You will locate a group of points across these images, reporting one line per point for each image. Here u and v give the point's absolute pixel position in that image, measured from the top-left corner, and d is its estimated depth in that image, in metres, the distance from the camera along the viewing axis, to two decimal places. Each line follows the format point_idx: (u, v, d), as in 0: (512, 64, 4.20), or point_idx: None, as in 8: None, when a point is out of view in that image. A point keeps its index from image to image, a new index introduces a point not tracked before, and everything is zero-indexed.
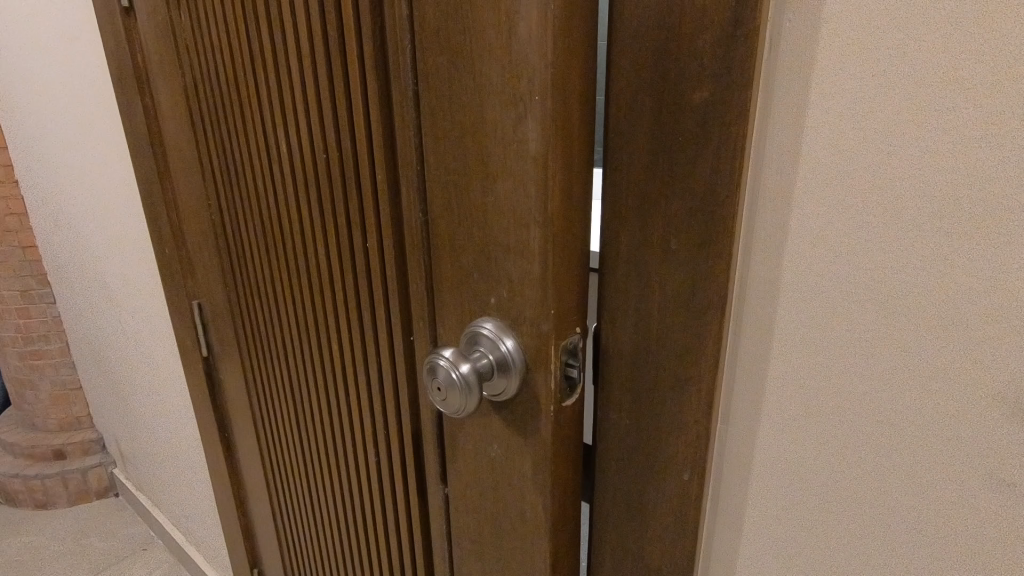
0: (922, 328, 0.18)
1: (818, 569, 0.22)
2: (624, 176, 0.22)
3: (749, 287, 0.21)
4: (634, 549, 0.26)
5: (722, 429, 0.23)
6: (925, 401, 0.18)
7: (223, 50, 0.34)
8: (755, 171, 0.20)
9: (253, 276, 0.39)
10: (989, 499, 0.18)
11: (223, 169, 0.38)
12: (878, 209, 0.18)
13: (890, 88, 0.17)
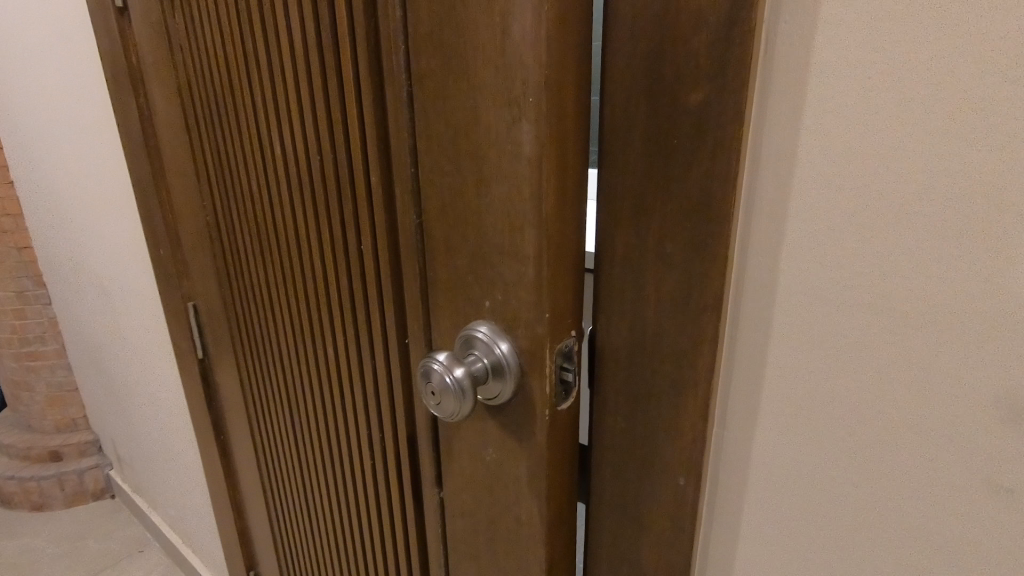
0: (894, 271, 0.25)
1: (819, 466, 0.29)
2: (622, 184, 0.31)
3: (749, 248, 0.29)
4: (651, 467, 0.35)
5: (728, 358, 0.31)
6: (909, 328, 0.25)
7: (242, 59, 0.39)
8: (751, 159, 0.28)
9: (268, 256, 0.45)
10: (960, 400, 0.25)
11: (243, 162, 0.44)
12: (874, 183, 0.24)
13: (883, 98, 0.24)
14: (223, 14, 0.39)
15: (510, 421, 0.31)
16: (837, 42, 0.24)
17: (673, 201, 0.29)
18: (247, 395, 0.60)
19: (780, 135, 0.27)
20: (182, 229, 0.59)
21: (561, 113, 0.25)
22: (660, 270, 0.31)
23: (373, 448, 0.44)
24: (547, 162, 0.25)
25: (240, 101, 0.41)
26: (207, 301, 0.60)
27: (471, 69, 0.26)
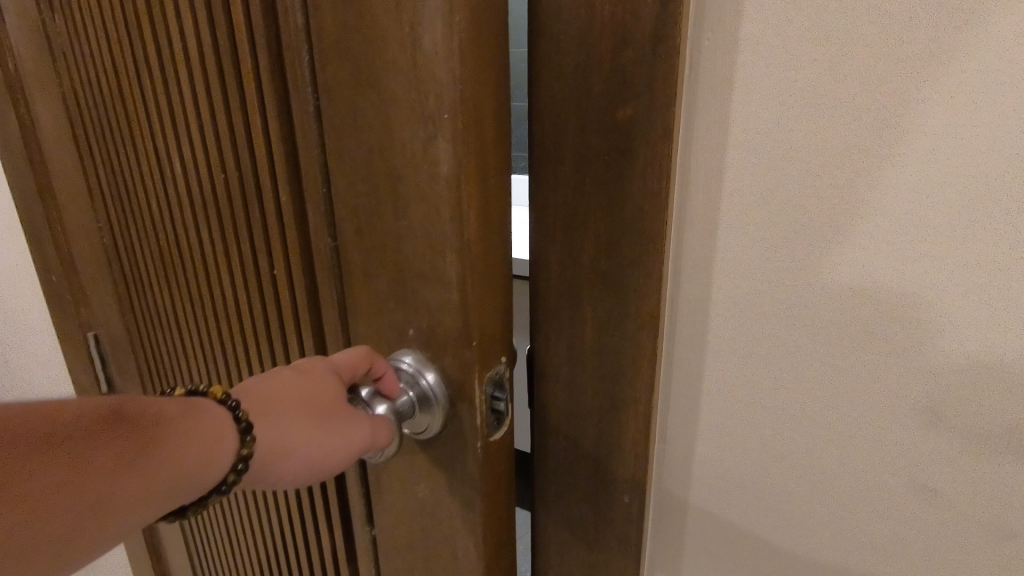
0: (817, 254, 0.26)
1: (753, 448, 0.30)
2: (550, 185, 0.30)
3: (683, 238, 0.29)
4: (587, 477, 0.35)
5: (667, 353, 0.31)
6: (835, 309, 0.26)
7: (131, 64, 0.36)
8: (682, 148, 0.28)
9: (169, 278, 0.41)
10: (881, 377, 0.26)
11: (136, 176, 0.40)
12: (798, 167, 0.25)
13: (806, 82, 0.24)
14: (107, 13, 0.35)
15: (439, 452, 0.30)
16: (759, 34, 0.24)
17: (602, 203, 0.29)
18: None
19: (711, 123, 0.26)
20: (78, 251, 0.54)
21: (479, 131, 0.24)
22: (591, 286, 0.31)
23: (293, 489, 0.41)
24: (466, 184, 0.24)
25: (134, 112, 0.37)
26: (108, 327, 0.55)
27: (379, 76, 0.24)
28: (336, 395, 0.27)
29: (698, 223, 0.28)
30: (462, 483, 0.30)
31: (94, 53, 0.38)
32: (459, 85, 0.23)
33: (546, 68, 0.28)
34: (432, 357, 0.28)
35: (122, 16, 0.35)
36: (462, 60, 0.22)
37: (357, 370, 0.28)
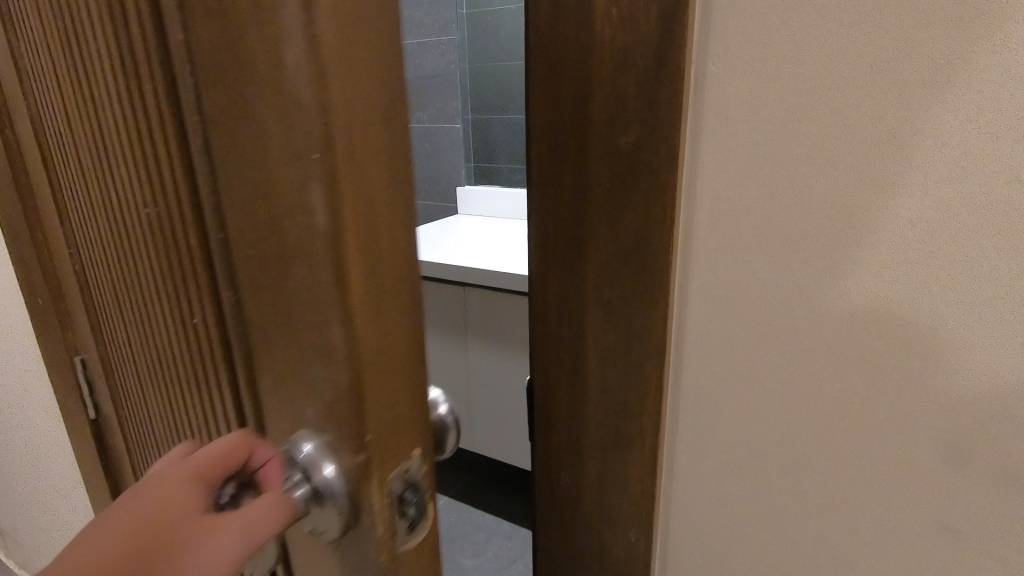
0: (823, 164, 0.41)
1: (761, 303, 0.46)
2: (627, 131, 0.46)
3: (691, 175, 0.47)
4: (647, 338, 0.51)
5: (683, 230, 0.48)
6: (830, 190, 0.42)
7: (82, 89, 0.34)
8: (691, 119, 0.46)
9: (128, 311, 0.40)
10: (809, 260, 0.44)
11: (94, 203, 0.38)
12: (796, 103, 0.41)
13: (785, 64, 0.41)
14: (61, 36, 0.33)
15: (343, 548, 0.28)
16: (736, 39, 0.43)
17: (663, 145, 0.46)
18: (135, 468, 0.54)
19: (719, 80, 0.44)
20: (67, 278, 0.52)
21: (359, 187, 0.22)
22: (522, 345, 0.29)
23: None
24: (347, 241, 0.22)
25: (88, 137, 0.35)
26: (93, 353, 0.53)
27: (251, 109, 0.22)
28: (196, 503, 0.26)
29: (705, 155, 0.46)
30: (375, 559, 0.27)
31: (54, 75, 0.36)
32: (332, 133, 0.21)
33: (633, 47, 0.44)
34: (332, 446, 0.26)
35: (73, 39, 0.33)
36: (336, 106, 0.20)
37: (233, 461, 0.28)
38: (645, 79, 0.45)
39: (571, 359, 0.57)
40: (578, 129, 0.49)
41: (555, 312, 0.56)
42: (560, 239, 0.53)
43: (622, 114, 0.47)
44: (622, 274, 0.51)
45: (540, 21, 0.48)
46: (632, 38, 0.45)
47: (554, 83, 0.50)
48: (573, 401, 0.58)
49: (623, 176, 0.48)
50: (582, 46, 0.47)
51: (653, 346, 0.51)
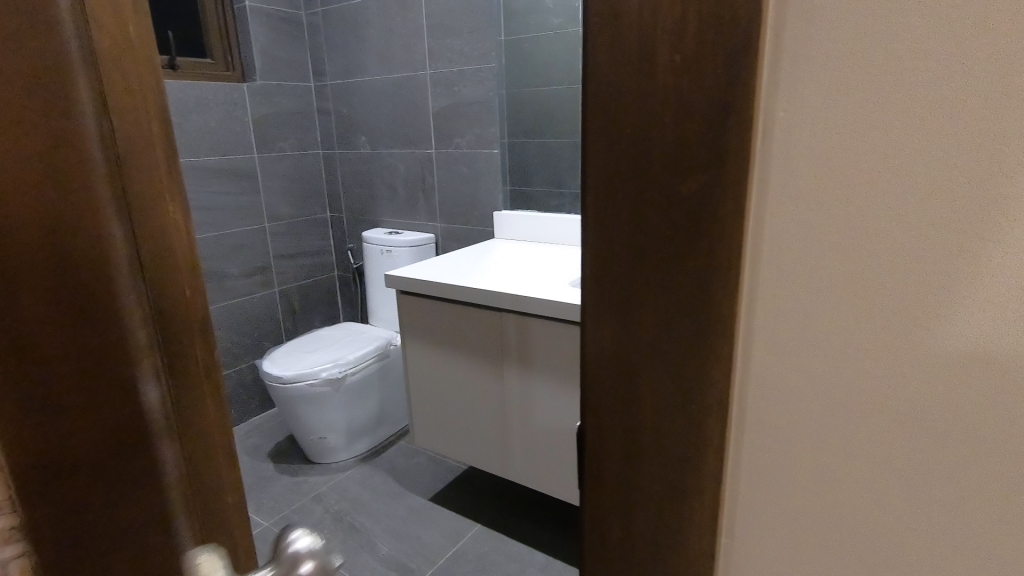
0: (906, 196, 0.41)
1: (836, 336, 0.45)
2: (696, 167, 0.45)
3: (761, 206, 0.45)
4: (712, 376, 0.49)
5: (751, 262, 0.47)
6: (914, 221, 0.41)
7: None
8: (761, 149, 0.44)
9: None
10: (891, 292, 0.43)
11: None
12: (876, 134, 0.41)
13: (865, 94, 0.40)
14: None
15: None
16: (808, 68, 0.42)
17: (732, 181, 0.44)
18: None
19: (790, 110, 0.43)
20: None
21: None
22: None
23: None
24: None
25: None
26: None
27: None
28: None
29: (775, 187, 0.45)
30: None
31: None
32: None
33: (701, 83, 0.43)
34: None
35: None
36: None
37: None
38: (710, 127, 0.44)
39: (625, 408, 0.55)
40: (636, 175, 0.48)
41: (608, 359, 0.55)
42: (615, 286, 0.52)
43: (685, 163, 0.45)
44: (682, 324, 0.49)
45: (601, 65, 0.48)
46: (699, 85, 0.43)
47: (612, 128, 0.48)
48: (624, 452, 0.56)
49: (684, 226, 0.47)
50: (643, 91, 0.46)
51: (717, 397, 0.50)
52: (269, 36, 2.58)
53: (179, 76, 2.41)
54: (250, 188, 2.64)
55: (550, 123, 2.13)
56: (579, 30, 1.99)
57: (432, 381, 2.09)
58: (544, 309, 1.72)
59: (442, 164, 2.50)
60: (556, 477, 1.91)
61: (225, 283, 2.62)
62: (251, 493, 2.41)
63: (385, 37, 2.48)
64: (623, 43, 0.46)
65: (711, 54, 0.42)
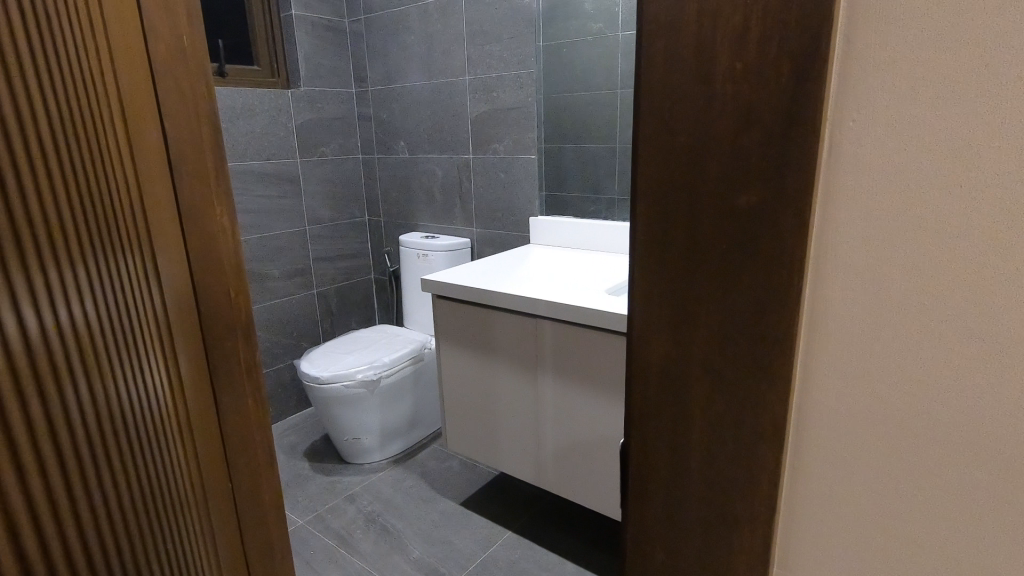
0: (987, 209, 0.38)
1: (902, 357, 0.42)
2: (752, 182, 0.43)
3: (824, 222, 0.43)
4: (764, 399, 0.47)
5: (812, 280, 0.45)
6: (994, 237, 0.38)
7: (102, 167, 0.53)
8: (828, 161, 0.42)
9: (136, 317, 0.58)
10: (967, 314, 0.40)
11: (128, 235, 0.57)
12: (953, 141, 0.38)
13: (941, 96, 0.38)
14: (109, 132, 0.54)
15: None
16: (877, 71, 0.39)
17: (791, 197, 0.42)
18: (177, 452, 0.66)
19: (858, 112, 0.40)
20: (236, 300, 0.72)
21: None
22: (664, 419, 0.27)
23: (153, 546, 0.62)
24: None
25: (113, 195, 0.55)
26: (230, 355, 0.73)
27: None
28: None
29: (841, 199, 0.42)
30: None
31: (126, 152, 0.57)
32: None
33: (761, 94, 0.41)
34: None
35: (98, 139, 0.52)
36: None
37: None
38: (771, 137, 0.42)
39: (673, 426, 0.53)
40: (691, 187, 0.46)
41: (656, 376, 0.53)
42: (665, 301, 0.50)
43: (743, 174, 0.43)
44: (736, 342, 0.47)
45: (654, 73, 0.46)
46: (760, 93, 0.41)
47: (666, 138, 0.47)
48: (671, 472, 0.54)
49: (742, 241, 0.45)
50: (699, 99, 0.44)
51: (774, 419, 0.47)
52: (313, 44, 2.63)
53: (228, 83, 2.48)
54: (292, 191, 2.70)
55: (588, 128, 2.12)
56: (618, 35, 1.97)
57: (466, 386, 2.08)
58: (579, 316, 1.69)
59: (479, 169, 2.50)
60: (589, 487, 1.88)
61: (267, 284, 2.68)
62: (287, 491, 2.45)
63: (426, 43, 2.50)
64: (678, 50, 0.44)
65: (774, 60, 0.40)
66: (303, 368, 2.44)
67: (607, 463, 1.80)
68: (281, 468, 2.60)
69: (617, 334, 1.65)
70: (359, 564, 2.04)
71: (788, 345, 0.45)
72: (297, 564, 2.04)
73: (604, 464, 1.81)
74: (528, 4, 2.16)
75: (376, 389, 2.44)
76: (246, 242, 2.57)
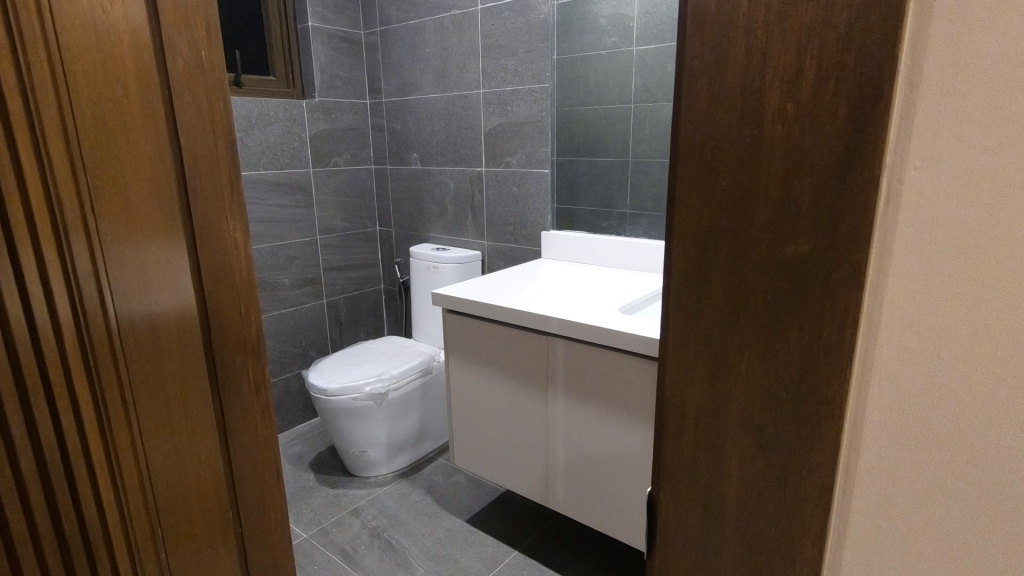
0: None
1: (959, 422, 0.39)
2: (801, 230, 0.41)
3: (879, 276, 0.40)
4: (802, 457, 0.44)
5: (864, 336, 0.41)
6: None
7: (120, 153, 0.63)
8: (886, 212, 0.39)
9: (146, 286, 0.68)
10: None
11: (144, 214, 0.67)
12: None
13: (1011, 147, 0.35)
14: (130, 124, 0.64)
15: None
16: (940, 119, 0.37)
17: (842, 250, 0.40)
18: (184, 409, 0.75)
19: (917, 159, 0.38)
20: (237, 285, 0.83)
21: None
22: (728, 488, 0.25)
23: (140, 507, 0.69)
24: None
25: (130, 179, 0.65)
26: (233, 334, 0.83)
27: None
28: None
29: (896, 253, 0.39)
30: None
31: (147, 145, 0.67)
32: None
33: (812, 140, 0.39)
34: None
35: (116, 130, 0.62)
36: None
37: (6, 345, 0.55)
38: (825, 183, 0.39)
39: (708, 481, 0.50)
40: (735, 233, 0.44)
41: (689, 427, 0.50)
42: (700, 349, 0.48)
43: (792, 222, 0.41)
44: (781, 398, 0.44)
45: (693, 112, 0.44)
46: (814, 137, 0.39)
47: (707, 179, 0.44)
48: (704, 528, 0.51)
49: (789, 292, 0.42)
50: (744, 141, 0.42)
51: (820, 479, 0.44)
52: (329, 55, 2.64)
53: (244, 93, 2.49)
54: (304, 201, 2.69)
55: (603, 144, 2.10)
56: (633, 50, 1.96)
57: (475, 402, 2.05)
58: (591, 335, 1.66)
59: (492, 182, 2.48)
60: (597, 510, 1.84)
61: (277, 293, 2.66)
62: (292, 503, 2.42)
63: (440, 56, 2.50)
64: (724, 89, 0.42)
65: (830, 102, 0.38)
66: (310, 379, 2.42)
67: (617, 486, 1.76)
68: (286, 479, 2.58)
69: (629, 355, 1.62)
70: None
71: (838, 404, 0.42)
72: None
73: (613, 487, 1.77)
74: (544, 19, 2.14)
75: (384, 402, 2.41)
76: (257, 251, 2.56)
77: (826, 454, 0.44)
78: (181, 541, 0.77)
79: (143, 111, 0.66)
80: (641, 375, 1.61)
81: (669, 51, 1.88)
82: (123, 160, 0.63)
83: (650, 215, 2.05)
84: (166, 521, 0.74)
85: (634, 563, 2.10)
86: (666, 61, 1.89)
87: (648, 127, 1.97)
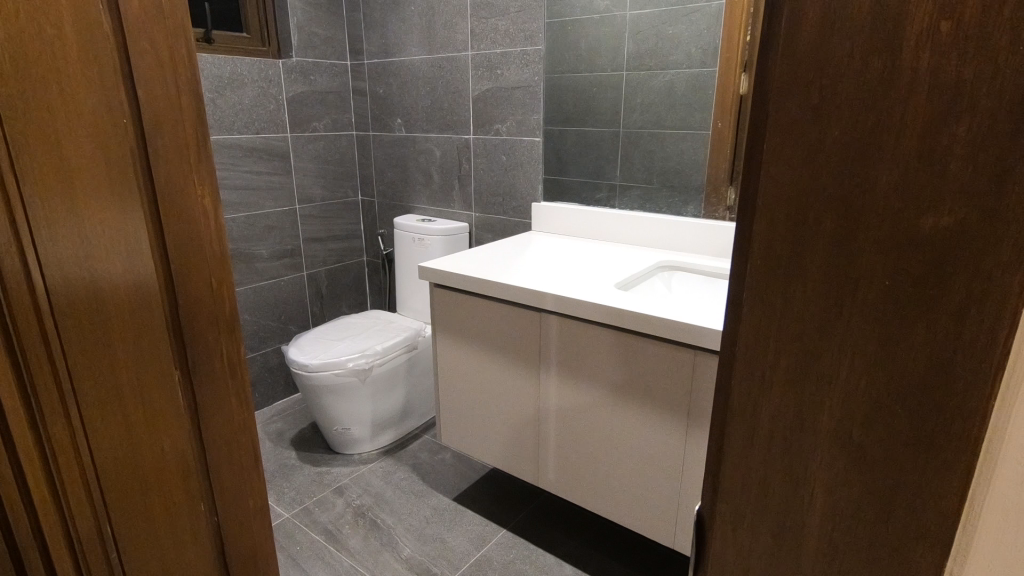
0: None
1: None
2: (946, 198, 0.31)
3: None
4: (916, 482, 0.36)
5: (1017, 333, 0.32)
6: None
7: (40, 88, 0.52)
8: None
9: (87, 246, 0.58)
10: None
11: (81, 165, 0.56)
12: None
13: None
14: (52, 57, 0.53)
15: None
16: None
17: (1005, 224, 0.30)
18: (142, 388, 0.66)
19: None
20: (209, 254, 0.72)
21: None
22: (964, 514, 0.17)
23: (80, 494, 0.62)
24: None
25: (57, 120, 0.54)
26: (206, 309, 0.73)
27: None
28: None
29: None
30: None
31: (83, 83, 0.56)
32: None
33: (973, 74, 0.29)
34: None
35: (30, 62, 0.51)
36: None
37: None
38: (987, 134, 0.30)
39: (783, 506, 0.42)
40: (845, 203, 0.34)
41: (762, 441, 0.41)
42: (783, 346, 0.39)
43: (933, 187, 0.32)
44: (894, 408, 0.36)
45: (796, 41, 0.34)
46: (976, 70, 0.29)
47: (812, 132, 0.34)
48: (774, 557, 0.43)
49: (921, 279, 0.33)
50: (868, 81, 0.32)
51: (935, 509, 0.36)
52: (306, 12, 2.44)
53: (216, 50, 2.29)
54: (281, 168, 2.53)
55: (598, 113, 1.97)
56: (626, 15, 1.82)
57: (463, 379, 1.95)
58: (589, 312, 1.57)
59: (480, 150, 2.34)
60: (592, 491, 1.76)
61: (254, 265, 2.52)
62: (273, 482, 2.32)
63: (426, 15, 2.33)
64: (845, 9, 0.32)
65: (1006, 23, 0.28)
66: (291, 355, 2.29)
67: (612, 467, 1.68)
68: (266, 457, 2.47)
69: (624, 334, 1.53)
70: (347, 562, 1.92)
71: (976, 421, 0.34)
72: (281, 561, 1.93)
73: (607, 469, 1.69)
74: None
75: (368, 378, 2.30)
76: (232, 220, 2.41)
77: (954, 480, 0.35)
78: (134, 534, 0.69)
79: (73, 44, 0.54)
80: (637, 355, 1.52)
81: (666, 15, 1.75)
82: (50, 108, 0.53)
83: (644, 186, 1.93)
84: (117, 513, 0.66)
85: (625, 540, 2.04)
86: (664, 26, 1.76)
87: (639, 97, 1.85)
